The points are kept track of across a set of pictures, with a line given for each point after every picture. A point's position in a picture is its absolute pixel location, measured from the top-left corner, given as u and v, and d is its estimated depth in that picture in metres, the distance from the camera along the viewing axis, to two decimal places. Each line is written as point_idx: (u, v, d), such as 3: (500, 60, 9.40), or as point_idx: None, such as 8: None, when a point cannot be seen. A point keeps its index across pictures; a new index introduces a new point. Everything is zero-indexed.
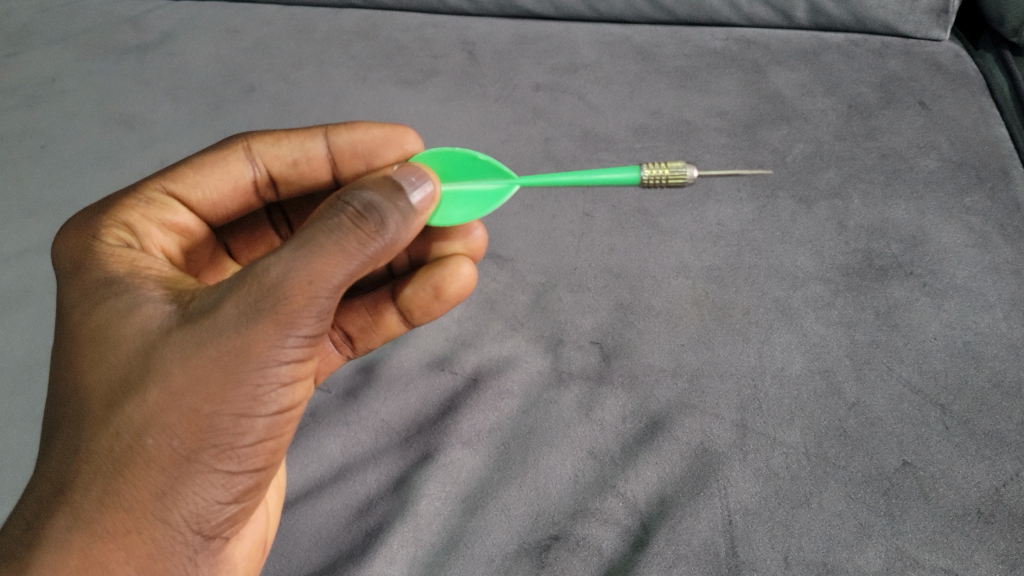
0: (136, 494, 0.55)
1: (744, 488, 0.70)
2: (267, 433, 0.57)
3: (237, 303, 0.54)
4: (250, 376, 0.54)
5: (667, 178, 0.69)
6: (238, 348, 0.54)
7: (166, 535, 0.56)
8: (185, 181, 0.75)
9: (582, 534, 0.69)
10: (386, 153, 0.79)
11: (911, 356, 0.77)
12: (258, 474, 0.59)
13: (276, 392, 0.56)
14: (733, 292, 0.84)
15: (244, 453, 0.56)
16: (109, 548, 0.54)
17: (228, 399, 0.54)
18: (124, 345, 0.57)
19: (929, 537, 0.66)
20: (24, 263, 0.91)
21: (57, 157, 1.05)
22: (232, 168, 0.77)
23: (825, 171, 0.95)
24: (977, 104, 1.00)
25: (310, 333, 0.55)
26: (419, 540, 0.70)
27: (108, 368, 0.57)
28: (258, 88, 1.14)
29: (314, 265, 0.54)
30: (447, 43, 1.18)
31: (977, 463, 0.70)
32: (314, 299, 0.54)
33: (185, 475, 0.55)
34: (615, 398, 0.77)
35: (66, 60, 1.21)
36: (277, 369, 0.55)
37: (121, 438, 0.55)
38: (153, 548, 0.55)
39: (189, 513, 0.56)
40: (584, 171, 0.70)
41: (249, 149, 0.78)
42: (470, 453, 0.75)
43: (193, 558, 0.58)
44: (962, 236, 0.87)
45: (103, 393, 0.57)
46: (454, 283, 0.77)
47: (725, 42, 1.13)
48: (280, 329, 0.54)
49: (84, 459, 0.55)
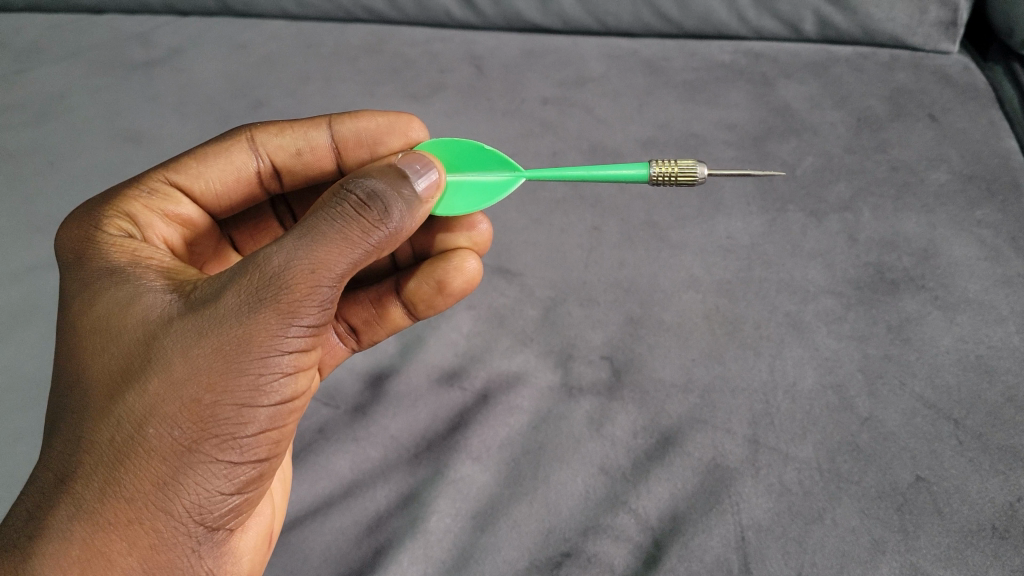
0: (137, 484, 0.53)
1: (757, 503, 0.69)
2: (270, 422, 0.56)
3: (239, 292, 0.55)
4: (252, 366, 0.54)
5: (678, 174, 0.69)
6: (241, 337, 0.54)
7: (169, 526, 0.54)
8: (188, 172, 0.75)
9: (594, 550, 0.68)
10: (390, 140, 0.80)
11: (924, 370, 0.77)
12: (261, 465, 0.57)
13: (278, 382, 0.55)
14: (744, 306, 0.84)
15: (247, 444, 0.55)
16: (112, 539, 0.53)
17: (229, 389, 0.54)
18: (125, 334, 0.57)
19: (944, 552, 0.65)
20: (33, 279, 0.91)
21: (66, 173, 1.05)
22: (235, 158, 0.77)
23: (835, 184, 0.95)
24: (986, 116, 1.00)
25: (313, 323, 0.56)
26: (429, 557, 0.69)
27: (109, 357, 0.57)
28: (266, 104, 1.14)
29: (317, 253, 0.55)
30: (455, 58, 1.18)
31: (991, 478, 0.69)
32: (316, 288, 0.55)
33: (186, 465, 0.54)
34: (626, 412, 0.77)
35: (75, 77, 1.22)
36: (279, 358, 0.55)
37: (122, 429, 0.54)
38: (156, 539, 0.54)
39: (192, 503, 0.54)
40: (593, 167, 0.71)
41: (253, 139, 0.78)
42: (480, 468, 0.74)
43: (198, 551, 0.56)
44: (973, 250, 0.86)
45: (105, 383, 0.56)
46: (458, 278, 0.77)
47: (733, 56, 1.13)
48: (283, 319, 0.54)
49: (87, 449, 0.55)
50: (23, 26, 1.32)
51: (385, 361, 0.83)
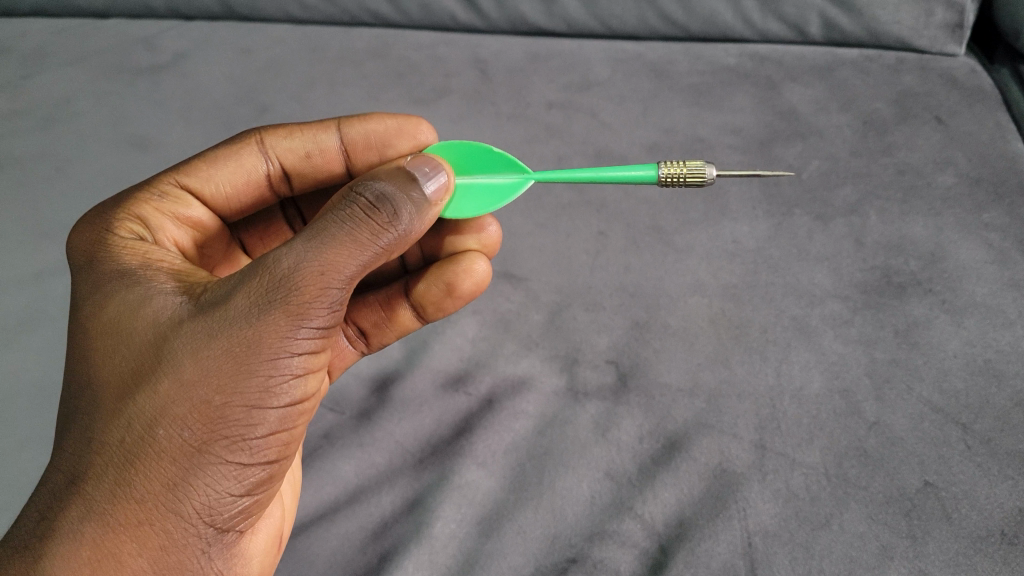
0: (148, 485, 0.53)
1: (764, 509, 0.69)
2: (280, 425, 0.56)
3: (248, 294, 0.55)
4: (261, 368, 0.54)
5: (686, 175, 0.69)
6: (250, 339, 0.54)
7: (179, 527, 0.54)
8: (198, 175, 0.75)
9: (600, 557, 0.68)
10: (398, 144, 0.79)
11: (931, 374, 0.76)
12: (271, 466, 0.57)
13: (288, 383, 0.55)
14: (751, 310, 0.83)
15: (257, 446, 0.55)
16: (122, 540, 0.53)
17: (239, 391, 0.54)
18: (136, 337, 0.57)
19: (952, 558, 0.65)
20: (39, 285, 0.91)
21: (71, 179, 1.05)
22: (244, 161, 0.77)
23: (842, 187, 0.95)
24: (993, 119, 1.00)
25: (322, 325, 0.56)
26: (435, 563, 0.69)
27: (120, 358, 0.57)
28: (272, 108, 1.14)
29: (326, 255, 0.55)
30: (460, 62, 1.18)
31: (1000, 482, 0.69)
32: (325, 290, 0.55)
33: (196, 467, 0.54)
34: (632, 417, 0.76)
35: (80, 82, 1.22)
36: (289, 360, 0.55)
37: (133, 430, 0.54)
38: (165, 540, 0.54)
39: (201, 505, 0.54)
40: (601, 167, 0.71)
41: (263, 142, 0.78)
42: (485, 474, 0.74)
43: (207, 552, 0.56)
44: (981, 253, 0.86)
45: (115, 384, 0.56)
46: (467, 280, 0.77)
47: (738, 58, 1.13)
48: (292, 321, 0.54)
49: (97, 451, 0.54)
50: (30, 32, 1.33)
51: (390, 367, 0.82)
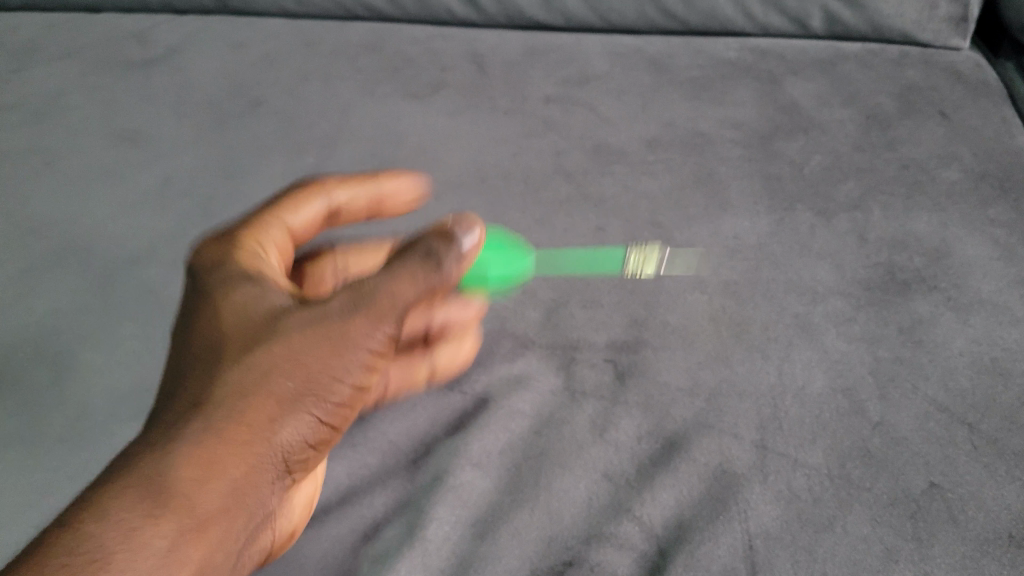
0: (254, 413, 0.60)
1: (766, 511, 0.67)
2: (348, 402, 0.64)
3: (343, 294, 0.64)
4: (346, 353, 0.62)
5: (647, 259, 0.75)
6: (341, 330, 0.62)
7: (271, 454, 0.60)
8: (276, 216, 0.81)
9: (597, 559, 0.65)
10: (400, 195, 0.87)
11: (937, 373, 0.75)
12: (334, 433, 0.65)
13: (358, 370, 0.63)
14: (752, 307, 0.82)
15: (336, 407, 0.63)
16: (226, 454, 0.58)
17: (327, 364, 0.62)
18: (251, 308, 0.66)
19: (959, 562, 0.63)
20: (24, 282, 0.89)
21: (60, 174, 1.03)
22: (310, 205, 0.83)
23: (844, 183, 0.93)
24: (998, 113, 0.98)
25: (391, 334, 0.64)
26: (427, 565, 0.66)
27: (239, 321, 0.64)
28: (265, 102, 1.12)
29: (399, 283, 0.64)
30: (456, 56, 1.17)
31: (1008, 484, 0.67)
32: (396, 311, 0.64)
33: (295, 408, 0.61)
34: (630, 417, 0.75)
35: (70, 76, 1.20)
36: (362, 354, 0.63)
37: (246, 375, 0.60)
38: (256, 461, 0.59)
39: (290, 440, 0.61)
40: (591, 256, 0.80)
41: (324, 190, 0.84)
42: (480, 475, 0.72)
43: (273, 489, 0.61)
44: (987, 249, 0.84)
45: (230, 338, 0.63)
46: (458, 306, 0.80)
47: (739, 53, 1.11)
48: (372, 325, 0.63)
49: (218, 382, 0.60)
50: (20, 26, 1.31)
51: None
